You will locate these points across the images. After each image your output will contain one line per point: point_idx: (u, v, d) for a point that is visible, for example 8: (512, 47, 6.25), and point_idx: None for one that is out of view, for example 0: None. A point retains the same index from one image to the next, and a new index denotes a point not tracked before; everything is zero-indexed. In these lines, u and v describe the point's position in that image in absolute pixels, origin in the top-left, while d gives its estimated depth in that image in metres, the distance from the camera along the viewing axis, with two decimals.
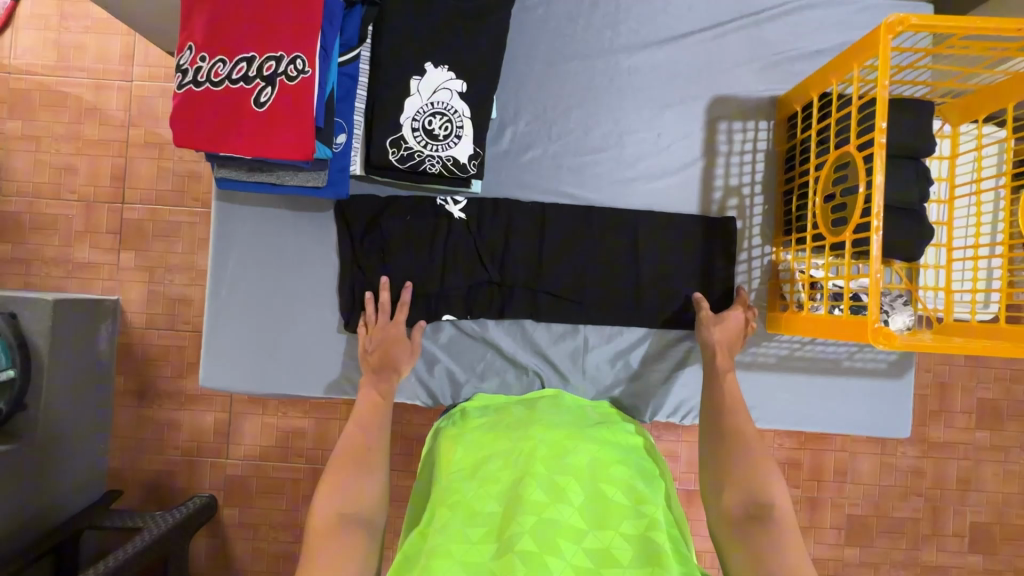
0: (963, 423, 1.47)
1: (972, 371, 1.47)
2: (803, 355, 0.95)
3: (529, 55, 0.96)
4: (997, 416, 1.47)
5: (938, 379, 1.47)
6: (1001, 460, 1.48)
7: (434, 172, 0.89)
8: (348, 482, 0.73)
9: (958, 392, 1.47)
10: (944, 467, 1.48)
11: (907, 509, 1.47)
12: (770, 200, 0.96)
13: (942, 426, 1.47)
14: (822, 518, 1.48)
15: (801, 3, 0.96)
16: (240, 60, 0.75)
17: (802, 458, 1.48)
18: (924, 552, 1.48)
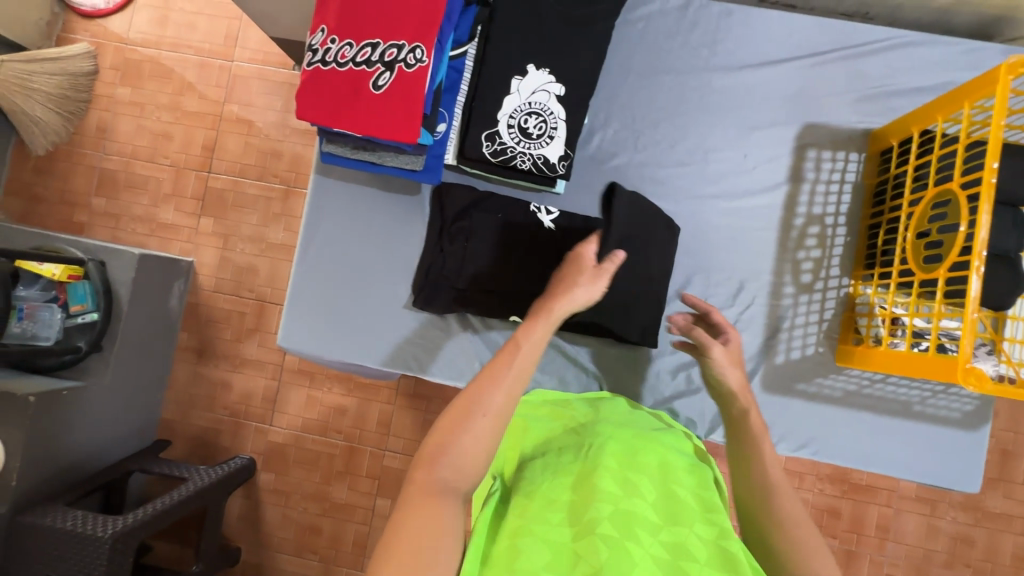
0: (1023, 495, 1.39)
1: None
2: (870, 393, 0.93)
3: (626, 66, 0.99)
4: None
5: (1001, 445, 1.39)
6: None
7: (524, 169, 0.93)
8: (463, 444, 0.60)
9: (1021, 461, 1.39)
10: (997, 539, 1.40)
11: None
12: (853, 232, 0.95)
13: (999, 496, 1.39)
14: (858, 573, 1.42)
15: (904, 39, 0.96)
16: (366, 44, 0.81)
17: (843, 506, 1.43)
18: None
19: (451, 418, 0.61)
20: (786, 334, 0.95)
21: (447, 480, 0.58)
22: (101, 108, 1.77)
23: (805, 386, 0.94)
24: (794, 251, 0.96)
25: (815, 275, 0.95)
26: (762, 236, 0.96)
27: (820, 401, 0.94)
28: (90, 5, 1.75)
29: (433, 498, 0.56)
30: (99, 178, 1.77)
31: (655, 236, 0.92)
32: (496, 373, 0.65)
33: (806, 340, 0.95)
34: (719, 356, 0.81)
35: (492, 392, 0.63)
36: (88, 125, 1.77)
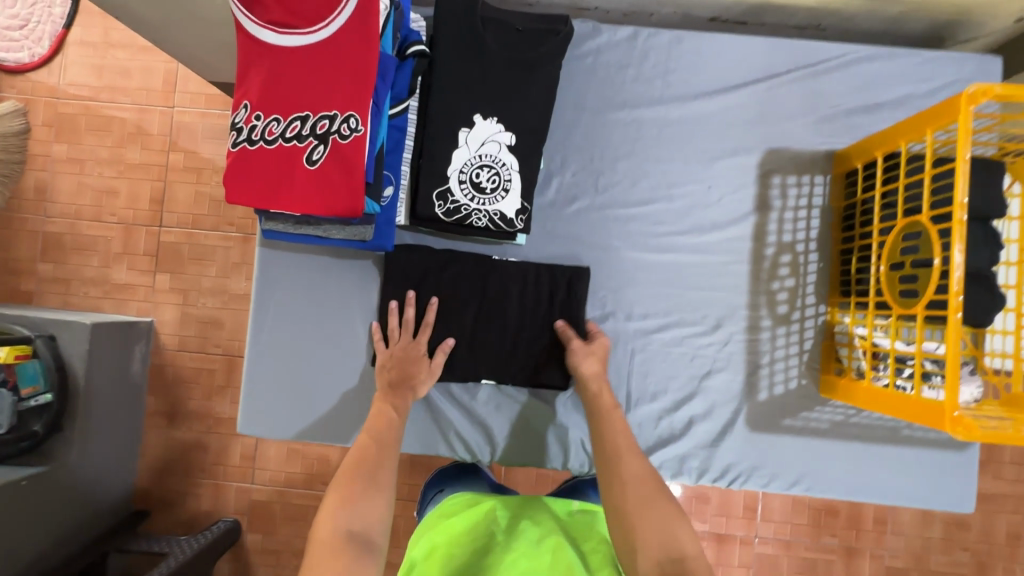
0: (1014, 476, 1.39)
1: None
2: (857, 423, 0.91)
3: (578, 104, 0.94)
4: None
5: None
6: None
7: (481, 226, 0.88)
8: (363, 507, 0.73)
9: (1010, 442, 1.40)
10: (993, 522, 1.40)
11: (952, 565, 1.40)
12: (826, 258, 0.93)
13: (990, 478, 1.39)
14: (861, 572, 1.41)
15: (860, 54, 0.93)
16: (295, 118, 0.75)
17: (840, 506, 1.42)
18: None
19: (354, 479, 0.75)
20: (767, 370, 0.92)
21: (351, 534, 0.70)
22: (38, 168, 1.66)
23: (792, 421, 0.91)
24: (768, 283, 0.93)
25: (791, 305, 0.92)
26: (734, 270, 0.93)
27: (807, 435, 0.91)
28: (14, 60, 1.64)
29: (336, 552, 0.67)
30: (43, 243, 1.67)
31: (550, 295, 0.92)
32: (383, 442, 0.81)
33: (787, 373, 0.92)
34: (578, 350, 0.88)
35: (379, 458, 0.79)
36: (25, 187, 1.67)
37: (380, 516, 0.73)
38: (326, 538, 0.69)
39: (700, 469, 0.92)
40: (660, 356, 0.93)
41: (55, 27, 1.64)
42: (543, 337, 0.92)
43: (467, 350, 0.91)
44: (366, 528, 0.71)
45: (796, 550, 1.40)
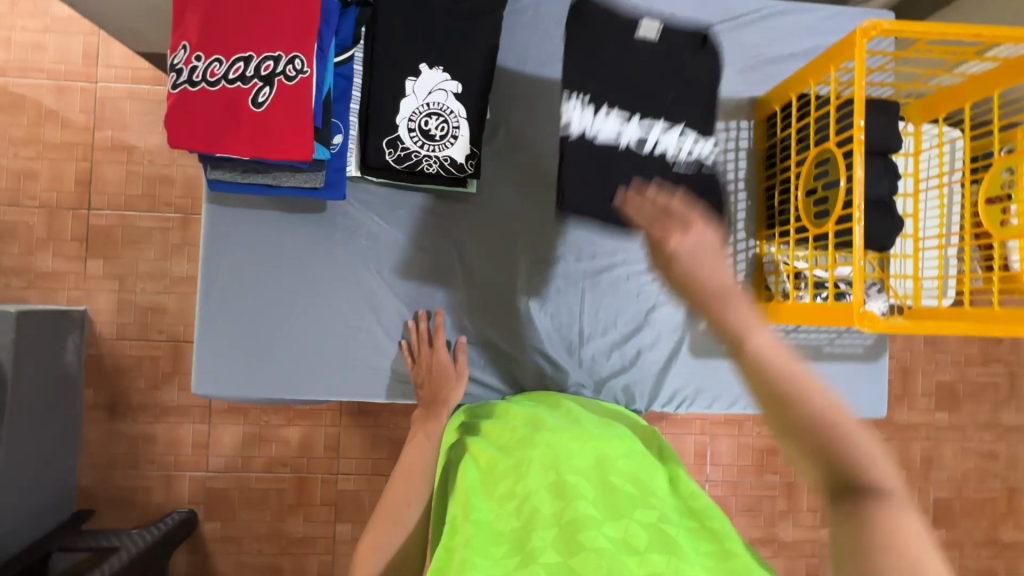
0: (924, 405, 1.57)
1: (931, 355, 1.57)
2: (786, 343, 1.00)
3: (522, 57, 0.98)
4: (955, 396, 1.57)
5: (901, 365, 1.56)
6: (960, 438, 1.58)
7: (431, 172, 0.90)
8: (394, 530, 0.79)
9: (919, 376, 1.57)
10: (908, 447, 1.57)
11: None
12: (753, 196, 1.01)
13: (904, 409, 1.57)
14: (799, 502, 1.54)
15: (775, 9, 1.01)
16: (237, 59, 0.74)
17: (780, 444, 1.54)
18: None
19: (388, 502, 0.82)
20: None
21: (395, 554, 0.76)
22: None
23: (730, 346, 1.00)
24: None
25: (724, 241, 1.00)
26: None
27: None
28: None
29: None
30: None
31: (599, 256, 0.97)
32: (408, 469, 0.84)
33: None
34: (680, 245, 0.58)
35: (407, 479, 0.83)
36: None
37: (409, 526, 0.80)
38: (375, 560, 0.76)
39: (649, 396, 0.99)
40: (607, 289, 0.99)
41: None
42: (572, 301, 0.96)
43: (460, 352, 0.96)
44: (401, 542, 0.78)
45: (742, 488, 1.51)
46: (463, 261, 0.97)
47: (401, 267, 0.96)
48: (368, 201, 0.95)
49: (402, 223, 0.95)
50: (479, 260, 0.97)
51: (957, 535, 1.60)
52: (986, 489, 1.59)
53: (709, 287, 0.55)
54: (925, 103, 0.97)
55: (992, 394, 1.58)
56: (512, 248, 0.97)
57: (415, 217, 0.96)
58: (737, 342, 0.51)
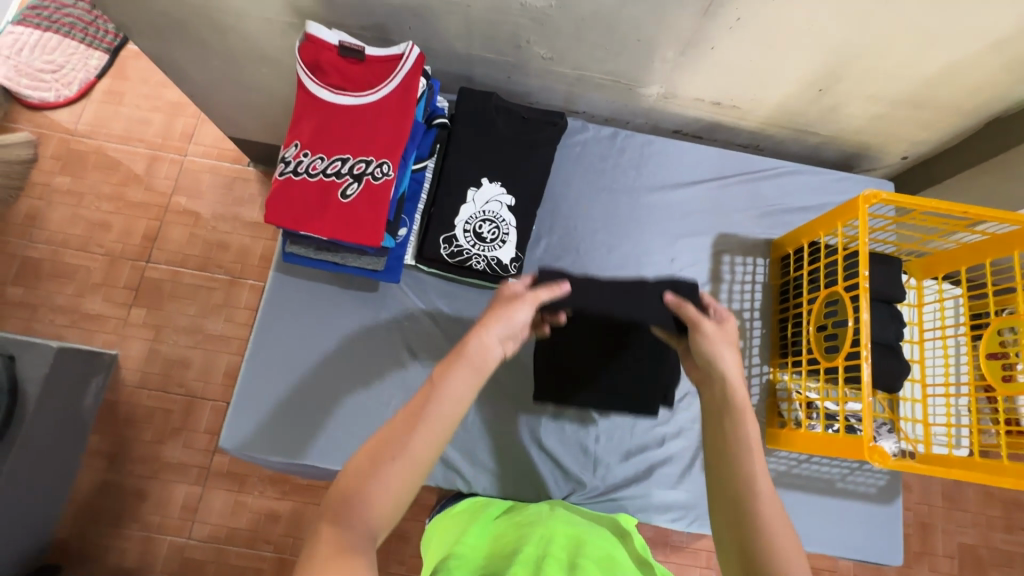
0: (947, 568, 1.45)
1: (952, 513, 1.49)
2: (799, 472, 1.02)
3: (570, 183, 1.13)
4: (978, 562, 1.46)
5: (921, 519, 1.47)
6: None
7: (478, 268, 1.01)
8: (385, 481, 0.58)
9: (940, 533, 1.48)
10: None
11: None
12: (767, 325, 1.09)
13: (927, 570, 1.45)
14: None
15: (789, 168, 1.18)
16: (336, 159, 0.89)
17: None
18: None
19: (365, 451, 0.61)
20: None
21: (366, 504, 0.57)
22: (34, 196, 1.66)
23: None
24: None
25: (740, 364, 1.07)
26: None
27: None
28: (38, 97, 1.72)
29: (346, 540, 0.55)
30: (18, 267, 1.61)
31: None
32: (412, 415, 0.63)
33: None
34: (712, 332, 0.74)
35: (410, 430, 0.61)
36: (15, 214, 1.64)
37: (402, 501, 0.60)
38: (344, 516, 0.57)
39: (665, 506, 1.00)
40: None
41: (88, 75, 1.74)
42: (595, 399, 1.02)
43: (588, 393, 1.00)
44: (379, 519, 0.58)
45: None
46: None
47: (438, 351, 1.03)
48: (417, 288, 1.05)
49: (444, 312, 1.04)
50: (509, 354, 1.04)
51: None
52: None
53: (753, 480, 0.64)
54: (926, 260, 1.08)
55: (1022, 562, 1.47)
56: None
57: (456, 307, 1.05)
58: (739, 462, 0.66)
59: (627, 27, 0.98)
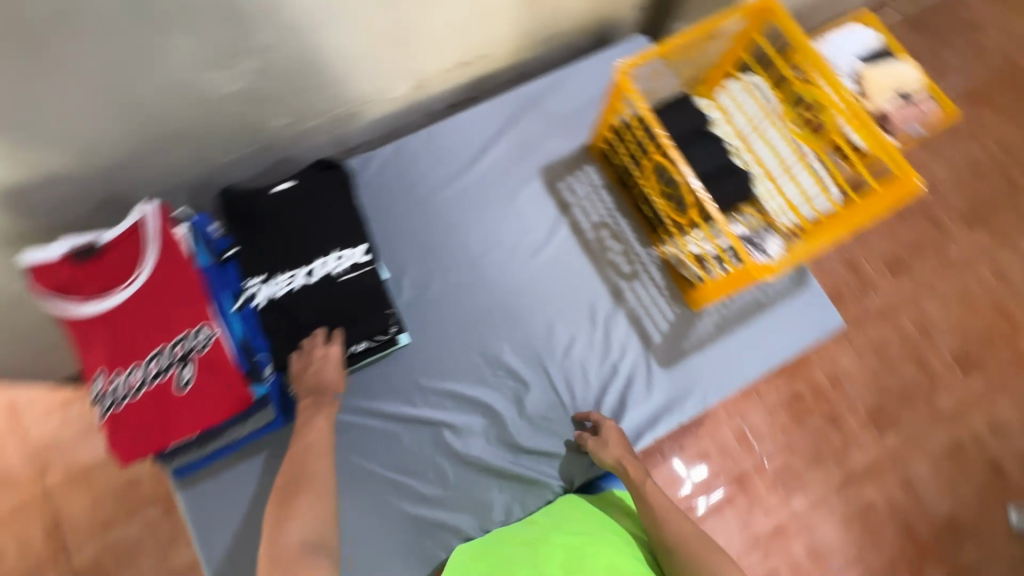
0: (887, 284, 1.71)
1: (863, 245, 1.74)
2: (730, 311, 1.09)
3: (393, 214, 1.10)
4: (902, 261, 1.73)
5: (847, 261, 1.72)
6: (931, 292, 1.71)
7: (362, 349, 0.98)
8: (301, 510, 0.77)
9: (865, 262, 1.72)
10: (898, 322, 1.68)
11: (903, 374, 1.64)
12: (629, 215, 1.14)
13: (875, 296, 1.70)
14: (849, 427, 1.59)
15: (557, 75, 1.20)
16: (150, 359, 0.80)
17: (800, 387, 1.61)
18: (936, 398, 1.63)
19: (274, 503, 0.78)
20: (648, 317, 1.07)
21: (306, 540, 0.74)
22: None
23: (689, 342, 1.07)
24: (604, 255, 1.11)
25: (630, 261, 1.11)
26: (576, 262, 1.10)
27: (705, 344, 1.07)
28: None
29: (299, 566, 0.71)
30: None
31: (330, 200, 1.02)
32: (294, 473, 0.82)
33: (662, 310, 1.08)
34: (596, 446, 0.95)
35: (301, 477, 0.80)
36: None
37: (324, 521, 0.78)
38: (279, 555, 0.72)
39: (654, 415, 1.03)
40: (547, 333, 1.06)
41: None
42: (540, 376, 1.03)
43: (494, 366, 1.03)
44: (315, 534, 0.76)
45: (798, 446, 1.58)
46: (433, 405, 1.00)
47: (382, 442, 0.98)
48: None
49: (364, 407, 0.99)
50: (446, 397, 1.01)
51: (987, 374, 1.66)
52: (982, 318, 1.70)
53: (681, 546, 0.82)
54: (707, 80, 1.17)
55: (926, 243, 1.75)
56: (469, 365, 1.03)
57: (370, 392, 1.00)
58: (656, 524, 0.86)
59: (335, 55, 0.95)
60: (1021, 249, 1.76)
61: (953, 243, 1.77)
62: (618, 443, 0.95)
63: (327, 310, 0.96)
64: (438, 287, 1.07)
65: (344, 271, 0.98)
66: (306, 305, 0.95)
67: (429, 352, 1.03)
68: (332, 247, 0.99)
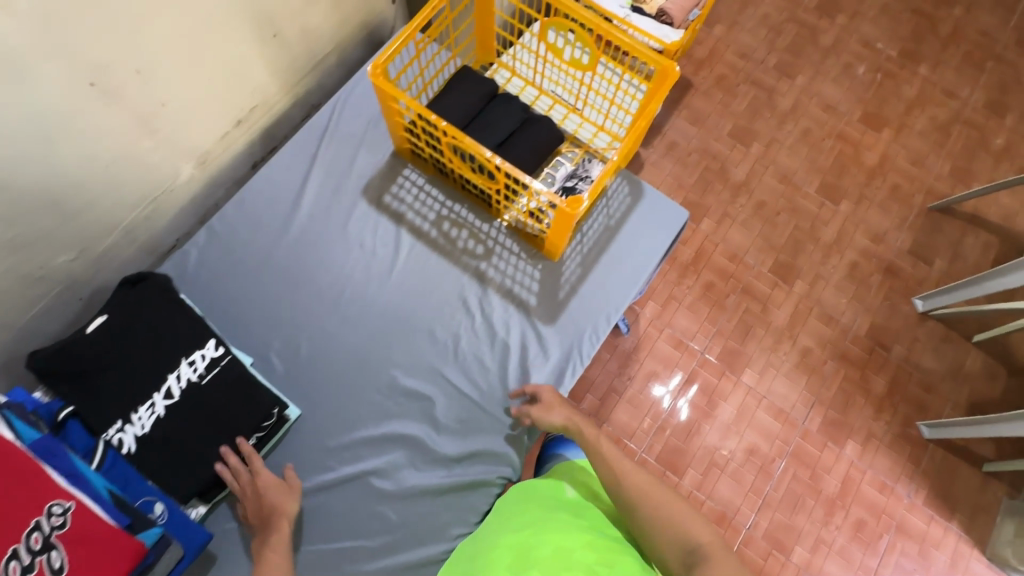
0: (741, 155, 1.82)
1: (707, 129, 1.85)
2: (588, 247, 1.12)
3: (234, 299, 1.05)
4: (745, 130, 1.85)
5: (701, 149, 1.82)
6: (779, 146, 1.84)
7: (254, 442, 0.94)
8: None
9: (716, 143, 1.83)
10: (763, 185, 1.79)
11: (783, 226, 1.75)
12: (463, 200, 1.14)
13: (735, 169, 1.80)
14: (762, 291, 1.67)
15: (340, 98, 1.18)
16: (4, 563, 0.65)
17: (706, 276, 1.68)
18: (821, 234, 1.74)
19: None
20: (518, 285, 1.09)
21: None
22: None
23: (563, 291, 1.09)
24: (455, 246, 1.10)
25: (481, 242, 1.11)
26: (431, 264, 1.09)
27: (578, 287, 1.10)
28: None
29: None
30: None
31: (153, 312, 0.95)
32: None
33: (529, 273, 1.10)
34: (538, 413, 0.95)
35: None
36: None
37: None
38: None
39: (559, 371, 1.04)
40: (430, 341, 1.04)
41: None
42: (441, 382, 1.02)
43: (394, 394, 1.01)
44: None
45: (726, 327, 1.63)
46: (351, 460, 0.97)
47: (316, 518, 0.94)
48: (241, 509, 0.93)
49: None
50: (359, 447, 0.98)
51: (853, 195, 1.80)
52: (828, 150, 1.84)
53: (636, 491, 0.83)
54: (481, 46, 1.20)
55: (757, 106, 1.88)
56: (369, 407, 1.00)
57: (284, 477, 0.96)
58: (613, 481, 0.85)
59: (85, 170, 0.88)
60: (834, 79, 1.93)
61: (779, 96, 1.91)
62: (557, 404, 0.97)
63: (201, 421, 0.92)
64: (308, 346, 1.03)
65: (201, 376, 0.93)
66: (176, 430, 0.90)
67: (325, 412, 1.00)
68: (179, 358, 0.93)
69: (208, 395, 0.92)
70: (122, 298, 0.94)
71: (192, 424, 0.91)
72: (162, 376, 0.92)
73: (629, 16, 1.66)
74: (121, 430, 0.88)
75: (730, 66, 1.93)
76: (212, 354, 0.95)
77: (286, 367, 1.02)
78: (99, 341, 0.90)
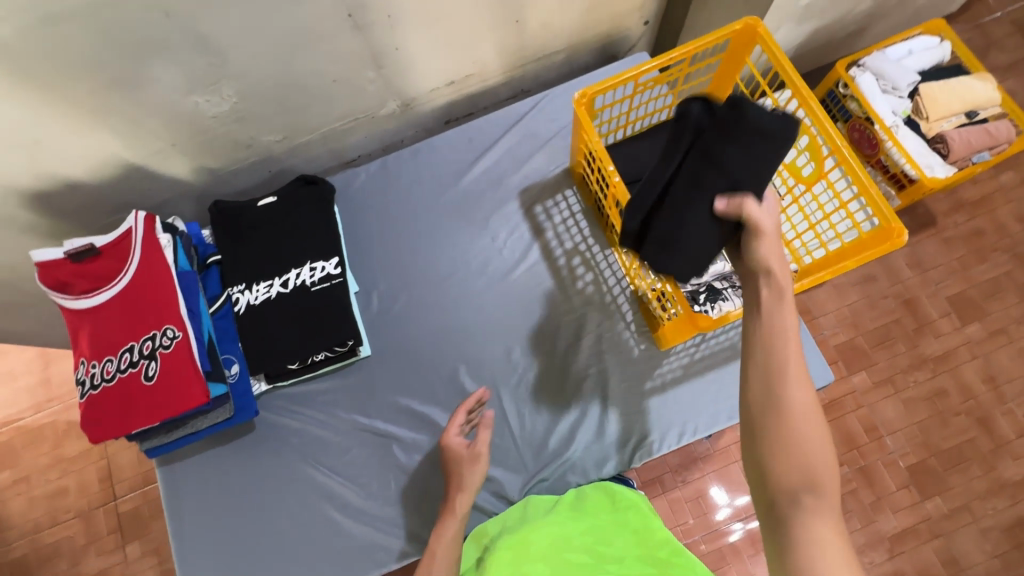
0: (949, 327, 1.45)
1: (925, 278, 1.49)
2: (703, 356, 1.03)
3: (370, 230, 1.15)
4: (974, 303, 1.46)
5: (901, 299, 1.47)
6: (1010, 342, 1.43)
7: (322, 358, 1.03)
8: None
9: (926, 301, 1.47)
10: (960, 376, 1.42)
11: (955, 434, 1.38)
12: (605, 244, 1.10)
13: (933, 339, 1.43)
14: (885, 485, 1.36)
15: (544, 97, 1.19)
16: (124, 351, 0.90)
17: (826, 433, 1.40)
18: (1003, 469, 1.36)
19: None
20: (610, 352, 1.04)
21: None
22: None
23: (653, 383, 1.02)
24: (573, 284, 1.08)
25: (600, 294, 1.07)
26: (542, 289, 1.08)
27: (670, 388, 1.01)
28: None
29: None
30: None
31: (304, 210, 1.08)
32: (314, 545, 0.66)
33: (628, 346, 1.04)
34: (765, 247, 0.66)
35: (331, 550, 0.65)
36: None
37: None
38: None
39: (605, 455, 1.00)
40: (504, 359, 1.05)
41: None
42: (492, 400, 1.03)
43: (447, 385, 1.04)
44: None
45: None
46: (387, 419, 1.04)
47: (336, 448, 1.03)
48: (291, 407, 1.05)
49: (320, 412, 1.05)
50: (399, 412, 1.04)
51: None
52: None
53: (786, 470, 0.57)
54: (705, 103, 1.10)
55: (1010, 283, 1.47)
56: (423, 383, 1.05)
57: (333, 398, 1.05)
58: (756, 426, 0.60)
59: (313, 78, 1.01)
60: None
61: None
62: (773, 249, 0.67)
63: (295, 319, 1.02)
64: (405, 302, 1.10)
65: (311, 283, 1.03)
66: (274, 315, 1.02)
67: (388, 365, 1.06)
68: (306, 258, 1.05)
69: (308, 301, 1.02)
70: (290, 190, 1.09)
71: (285, 317, 1.02)
72: (285, 267, 1.04)
73: (897, 126, 1.39)
74: (240, 292, 1.04)
75: (996, 223, 1.52)
76: (328, 269, 1.05)
77: (378, 309, 1.10)
78: (258, 216, 1.06)
